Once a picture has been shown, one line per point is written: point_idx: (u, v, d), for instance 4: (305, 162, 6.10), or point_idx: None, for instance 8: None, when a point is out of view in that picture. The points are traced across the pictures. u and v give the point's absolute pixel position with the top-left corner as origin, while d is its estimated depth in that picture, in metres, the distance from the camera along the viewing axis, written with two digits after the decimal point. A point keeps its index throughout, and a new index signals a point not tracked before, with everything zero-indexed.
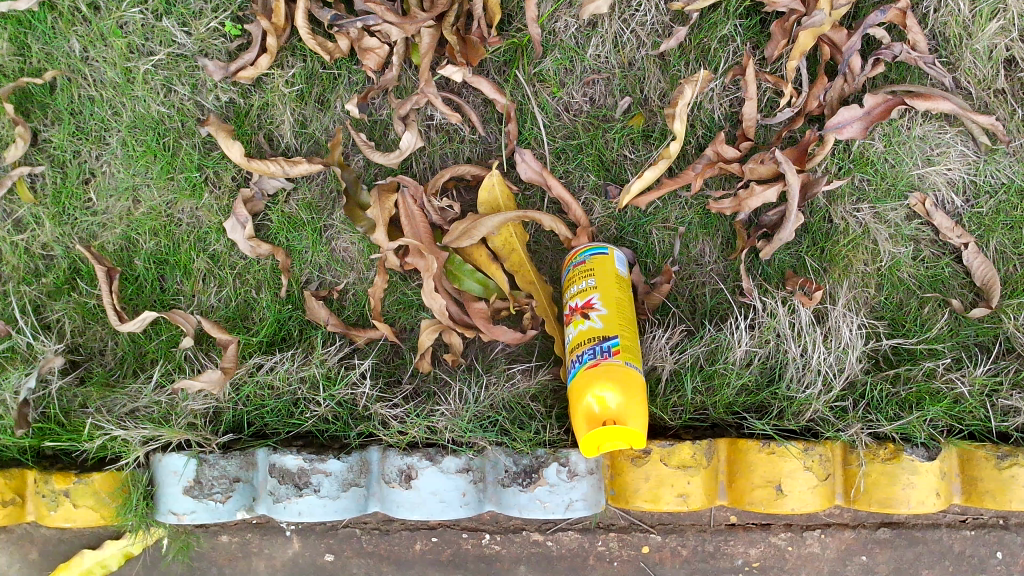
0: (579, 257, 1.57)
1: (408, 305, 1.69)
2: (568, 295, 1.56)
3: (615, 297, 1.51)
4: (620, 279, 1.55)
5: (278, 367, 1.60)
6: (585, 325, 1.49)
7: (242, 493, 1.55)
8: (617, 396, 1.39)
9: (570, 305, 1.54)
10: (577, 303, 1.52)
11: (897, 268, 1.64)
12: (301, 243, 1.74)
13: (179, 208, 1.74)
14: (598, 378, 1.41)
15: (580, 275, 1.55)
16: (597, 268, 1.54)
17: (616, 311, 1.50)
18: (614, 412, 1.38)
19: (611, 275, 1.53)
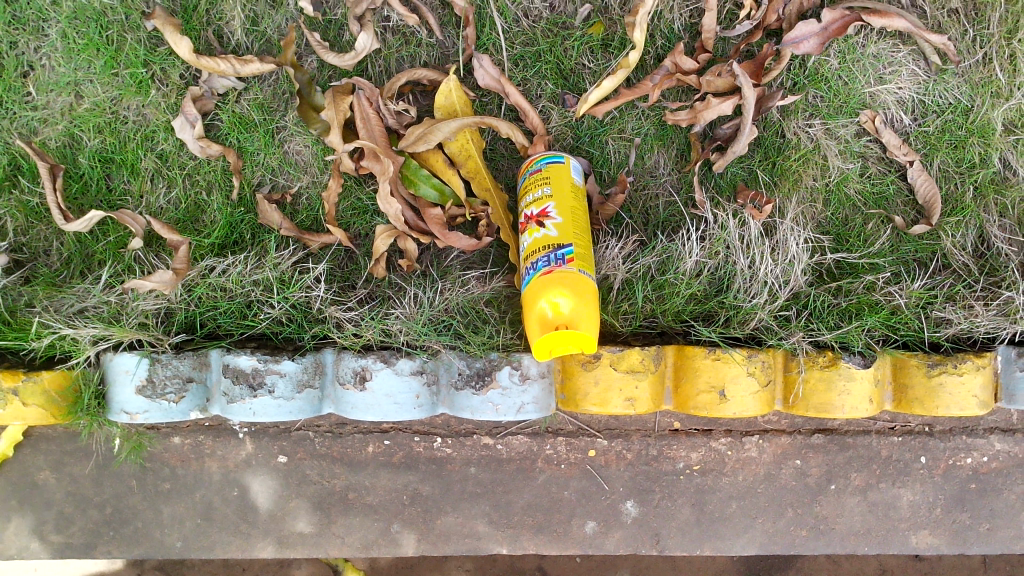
0: (535, 166, 1.59)
1: (363, 211, 1.68)
2: (523, 205, 1.58)
3: (571, 206, 1.54)
4: (576, 189, 1.57)
5: (231, 269, 1.59)
6: (542, 232, 1.51)
7: (196, 394, 1.54)
8: (569, 301, 1.42)
9: (525, 214, 1.56)
10: (533, 209, 1.54)
11: (844, 183, 1.68)
12: (253, 145, 1.71)
13: (124, 105, 1.70)
14: (551, 283, 1.44)
15: (536, 183, 1.56)
16: (553, 177, 1.56)
17: (572, 219, 1.52)
18: (566, 317, 1.41)
19: (566, 185, 1.56)
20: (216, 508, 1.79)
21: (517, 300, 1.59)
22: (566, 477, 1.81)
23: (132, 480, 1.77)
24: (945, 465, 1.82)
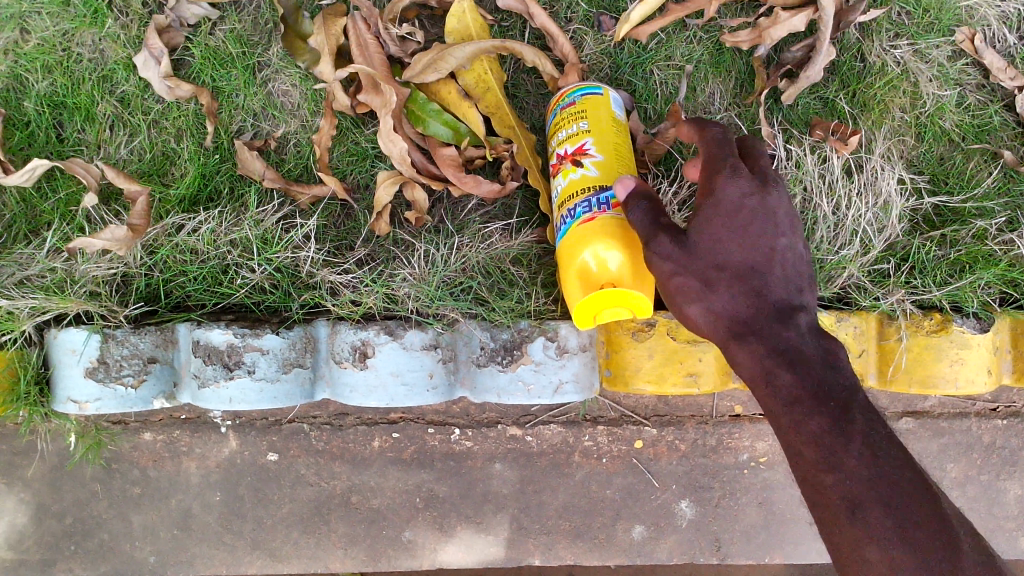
0: (568, 99, 1.29)
1: (362, 156, 1.39)
2: (556, 145, 1.29)
3: (613, 142, 1.24)
4: (619, 124, 1.28)
5: (201, 227, 1.30)
6: (579, 175, 1.22)
7: (159, 377, 1.27)
8: (618, 256, 1.12)
9: (558, 156, 1.27)
10: (567, 149, 1.25)
11: (939, 115, 1.38)
12: (230, 83, 1.43)
13: (77, 40, 1.43)
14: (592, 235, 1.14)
15: (569, 118, 1.27)
16: (590, 111, 1.26)
17: (617, 158, 1.23)
18: (613, 274, 1.12)
19: (606, 118, 1.26)
20: (196, 517, 1.52)
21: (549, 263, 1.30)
22: (609, 473, 1.52)
23: (96, 484, 1.49)
24: None
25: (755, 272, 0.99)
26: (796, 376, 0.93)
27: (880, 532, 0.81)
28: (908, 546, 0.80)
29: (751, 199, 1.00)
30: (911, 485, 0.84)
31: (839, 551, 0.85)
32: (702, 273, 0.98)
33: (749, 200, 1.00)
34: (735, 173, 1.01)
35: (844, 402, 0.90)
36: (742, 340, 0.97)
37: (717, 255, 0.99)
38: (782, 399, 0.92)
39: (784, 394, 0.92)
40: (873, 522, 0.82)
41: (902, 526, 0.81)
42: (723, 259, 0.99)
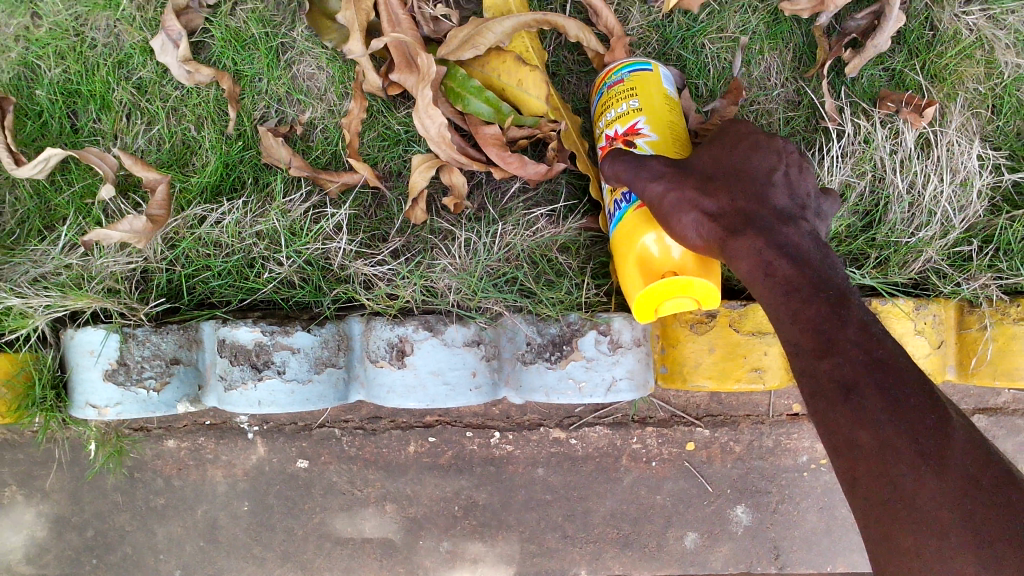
0: (615, 76, 1.19)
1: (394, 141, 1.30)
2: (603, 124, 1.19)
3: (667, 121, 1.14)
4: (672, 101, 1.17)
5: (225, 219, 1.22)
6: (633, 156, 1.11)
7: (183, 379, 1.18)
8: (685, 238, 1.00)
9: (608, 135, 1.17)
10: (617, 128, 1.15)
11: (1016, 84, 1.28)
12: (253, 67, 1.35)
13: (92, 24, 1.36)
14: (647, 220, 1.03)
15: (617, 96, 1.17)
16: (640, 88, 1.15)
17: (672, 138, 1.13)
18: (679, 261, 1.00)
19: (659, 95, 1.16)
20: (223, 528, 1.43)
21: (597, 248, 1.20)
22: (658, 477, 1.43)
23: (117, 494, 1.41)
24: None
25: (758, 186, 0.97)
26: (797, 268, 0.88)
27: (872, 414, 0.75)
28: (903, 426, 0.74)
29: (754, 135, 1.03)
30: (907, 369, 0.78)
31: (831, 435, 0.79)
32: (698, 181, 0.96)
33: (751, 136, 1.03)
34: (741, 122, 1.05)
35: (844, 293, 0.85)
36: (739, 234, 0.91)
37: (715, 171, 0.99)
38: (779, 290, 0.87)
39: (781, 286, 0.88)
40: (866, 404, 0.76)
41: (895, 401, 0.75)
42: (725, 176, 0.98)
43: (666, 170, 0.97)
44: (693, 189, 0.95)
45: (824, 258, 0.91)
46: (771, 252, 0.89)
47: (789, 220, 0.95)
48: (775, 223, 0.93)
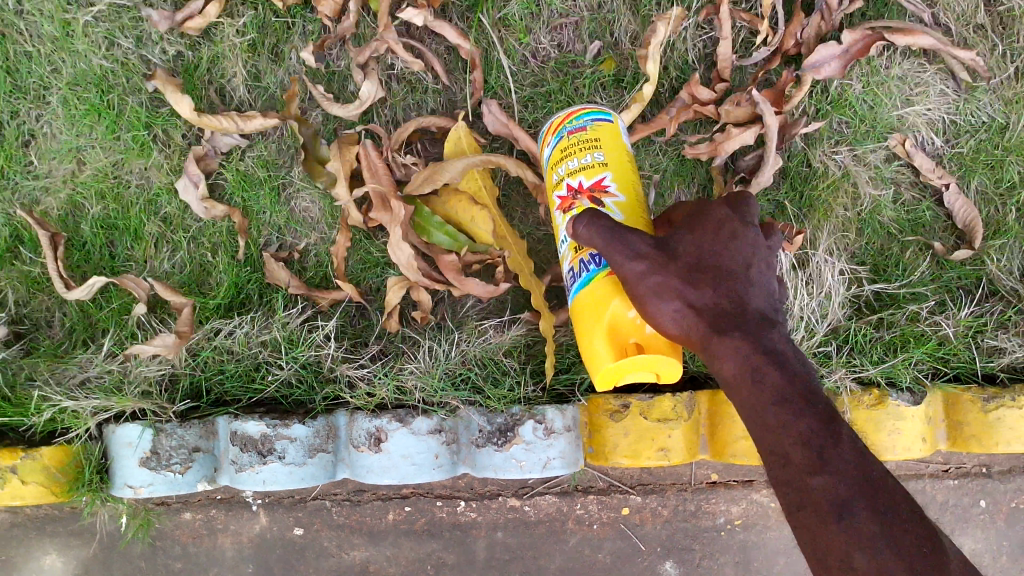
0: (575, 124, 1.30)
1: (374, 264, 1.60)
2: (564, 171, 1.30)
3: (629, 162, 1.27)
4: (627, 144, 1.30)
5: (237, 331, 1.51)
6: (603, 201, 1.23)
7: (203, 464, 1.46)
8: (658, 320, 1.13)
9: (570, 184, 1.28)
10: (581, 179, 1.26)
11: (877, 212, 1.60)
12: (258, 204, 1.67)
13: (127, 169, 1.68)
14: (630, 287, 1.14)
15: (579, 144, 1.28)
16: (601, 139, 1.28)
17: (635, 180, 1.26)
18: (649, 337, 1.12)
19: (616, 140, 1.29)
20: None
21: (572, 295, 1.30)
22: (599, 538, 1.69)
23: (141, 560, 1.67)
24: (1007, 509, 1.70)
25: (737, 274, 1.11)
26: (783, 376, 1.00)
27: (872, 538, 0.88)
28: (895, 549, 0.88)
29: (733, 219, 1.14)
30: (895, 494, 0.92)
31: (816, 543, 0.91)
32: (682, 268, 1.10)
33: (730, 221, 1.14)
34: (720, 203, 1.17)
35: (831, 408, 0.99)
36: (724, 335, 1.04)
37: (698, 259, 1.11)
38: (769, 396, 1.00)
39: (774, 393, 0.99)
40: (860, 526, 0.89)
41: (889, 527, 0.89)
42: (707, 261, 1.11)
43: (650, 253, 1.10)
44: (677, 279, 1.08)
45: (799, 356, 1.05)
46: (756, 352, 1.03)
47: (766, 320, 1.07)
48: (753, 318, 1.07)
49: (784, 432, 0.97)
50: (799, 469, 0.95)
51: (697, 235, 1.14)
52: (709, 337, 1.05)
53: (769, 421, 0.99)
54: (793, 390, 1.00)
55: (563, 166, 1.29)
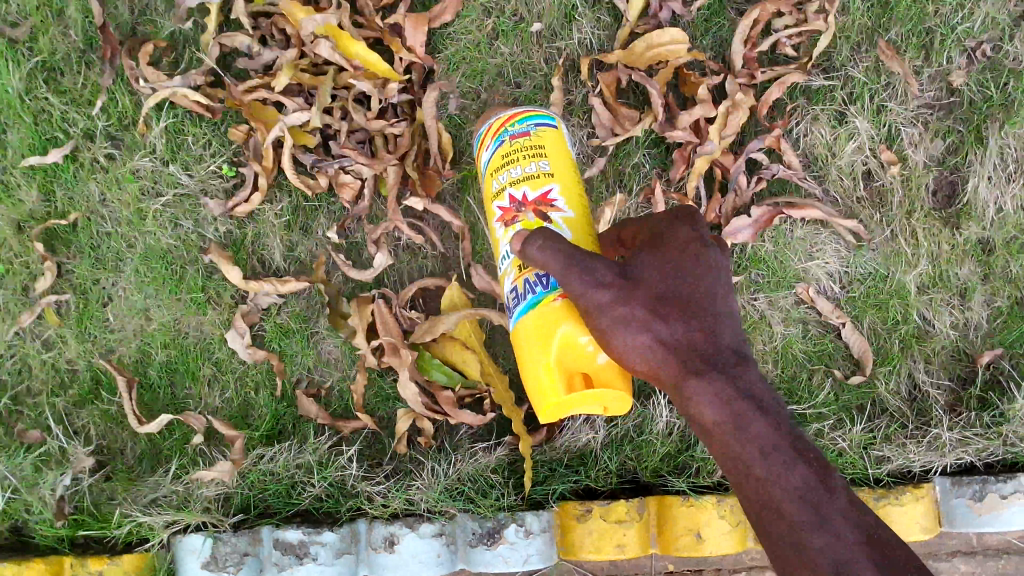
0: (519, 131, 1.60)
1: (385, 398, 2.01)
2: (510, 173, 1.58)
3: (565, 179, 1.59)
4: (561, 147, 1.62)
5: (278, 456, 1.90)
6: (542, 215, 1.54)
7: (251, 565, 1.81)
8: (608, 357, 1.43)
9: (518, 188, 1.56)
10: (525, 190, 1.56)
11: (790, 345, 2.05)
12: (292, 349, 2.06)
13: (186, 324, 2.08)
14: (571, 313, 1.43)
15: (522, 153, 1.58)
16: (541, 144, 1.59)
17: (572, 201, 1.57)
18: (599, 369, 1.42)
19: (553, 148, 1.60)
20: None
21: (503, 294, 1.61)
22: None
23: None
24: None
25: (696, 306, 1.36)
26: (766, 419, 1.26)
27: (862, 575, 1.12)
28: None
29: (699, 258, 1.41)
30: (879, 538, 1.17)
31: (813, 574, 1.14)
32: (645, 299, 1.35)
33: (691, 258, 1.41)
34: (681, 241, 1.44)
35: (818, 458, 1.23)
36: (700, 373, 1.30)
37: (667, 293, 1.37)
38: (758, 441, 1.24)
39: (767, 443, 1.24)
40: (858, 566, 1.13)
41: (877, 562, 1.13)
42: (673, 294, 1.37)
43: (613, 282, 1.36)
44: (644, 312, 1.34)
45: (766, 390, 1.30)
46: (727, 393, 1.28)
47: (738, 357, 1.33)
48: (715, 349, 1.33)
49: (782, 479, 1.21)
50: (789, 521, 1.18)
51: (666, 270, 1.40)
52: (681, 373, 1.31)
53: (757, 472, 1.22)
54: (771, 441, 1.24)
55: (508, 175, 1.58)
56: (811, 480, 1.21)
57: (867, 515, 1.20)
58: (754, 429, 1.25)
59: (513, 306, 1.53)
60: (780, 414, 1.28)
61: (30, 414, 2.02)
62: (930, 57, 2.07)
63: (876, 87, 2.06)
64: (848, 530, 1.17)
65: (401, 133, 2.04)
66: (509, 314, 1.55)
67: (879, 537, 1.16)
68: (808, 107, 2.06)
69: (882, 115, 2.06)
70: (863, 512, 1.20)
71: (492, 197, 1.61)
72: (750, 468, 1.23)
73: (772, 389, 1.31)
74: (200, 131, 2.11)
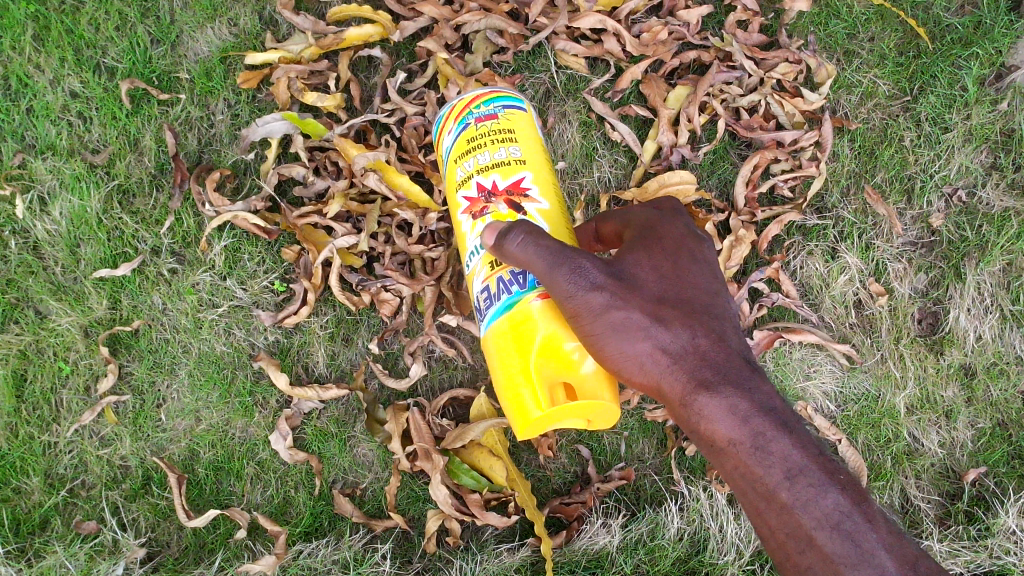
0: (486, 111, 1.67)
1: (416, 498, 2.22)
2: (479, 153, 1.65)
3: (532, 165, 1.67)
4: (527, 128, 1.71)
5: (315, 552, 2.18)
6: (514, 205, 1.61)
7: None
8: (592, 365, 1.49)
9: (489, 172, 1.63)
10: (495, 179, 1.62)
11: None
12: (330, 451, 2.24)
13: (232, 426, 2.25)
14: (551, 317, 1.49)
15: (490, 138, 1.65)
16: (509, 123, 1.67)
17: (542, 188, 1.65)
18: (584, 379, 1.48)
19: (519, 132, 1.68)
20: None
21: (472, 288, 1.66)
22: None
23: None
24: None
25: (692, 311, 1.54)
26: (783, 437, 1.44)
27: None
28: None
29: (683, 260, 1.59)
30: (906, 546, 1.37)
31: None
32: (641, 303, 1.50)
33: (680, 259, 1.59)
34: (665, 241, 1.61)
35: (838, 474, 1.43)
36: (708, 385, 1.48)
37: (663, 296, 1.53)
38: (780, 466, 1.42)
39: (789, 471, 1.42)
40: None
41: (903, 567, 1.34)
42: (669, 297, 1.54)
43: (604, 285, 1.47)
44: (643, 317, 1.49)
45: (771, 396, 1.50)
46: (738, 407, 1.46)
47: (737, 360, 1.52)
48: (722, 356, 1.51)
49: (807, 505, 1.40)
50: (823, 551, 1.37)
51: (658, 270, 1.56)
52: (692, 390, 1.48)
53: (783, 497, 1.41)
54: (794, 464, 1.42)
55: (475, 161, 1.65)
56: (841, 507, 1.39)
57: (907, 546, 1.37)
58: (774, 449, 1.43)
59: (485, 306, 1.57)
60: (795, 430, 1.46)
61: (84, 505, 2.22)
62: (912, 200, 2.32)
63: (864, 227, 2.31)
64: (886, 560, 1.35)
65: (438, 256, 2.24)
66: (480, 313, 1.59)
67: (914, 564, 1.35)
68: (804, 243, 2.31)
69: (870, 251, 2.31)
70: (902, 542, 1.38)
71: (459, 185, 1.67)
72: (776, 494, 1.42)
73: (776, 398, 1.50)
74: (255, 250, 2.27)
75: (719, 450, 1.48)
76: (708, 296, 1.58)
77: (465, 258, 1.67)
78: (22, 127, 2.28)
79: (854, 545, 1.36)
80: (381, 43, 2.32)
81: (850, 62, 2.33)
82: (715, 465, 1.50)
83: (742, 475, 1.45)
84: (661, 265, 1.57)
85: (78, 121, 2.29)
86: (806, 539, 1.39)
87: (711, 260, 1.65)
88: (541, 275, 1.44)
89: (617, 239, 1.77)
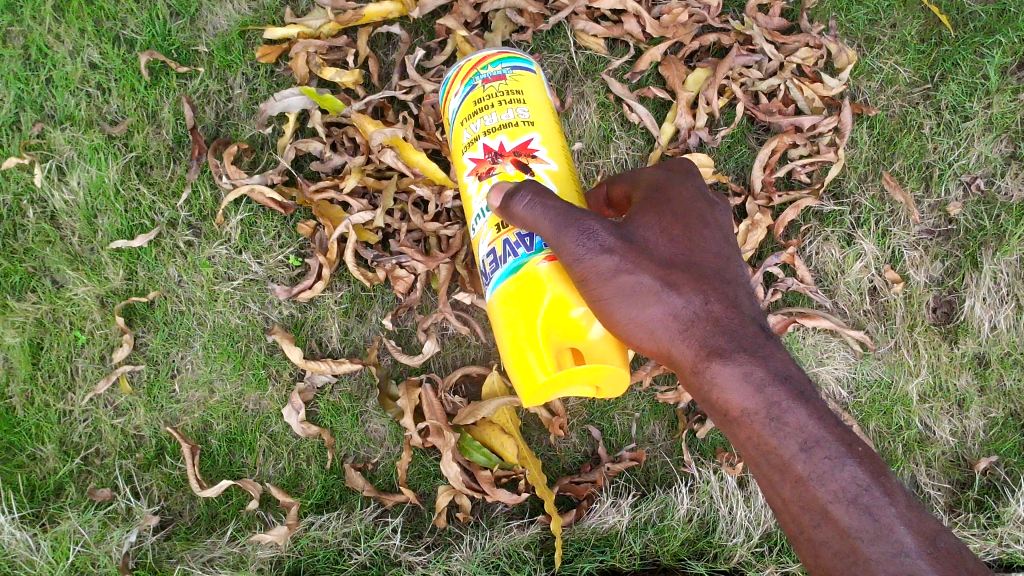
0: (494, 72, 1.67)
1: (427, 474, 2.24)
2: (486, 113, 1.64)
3: (540, 126, 1.67)
4: (534, 89, 1.70)
5: (327, 524, 2.20)
6: (521, 165, 1.61)
7: None
8: (601, 331, 1.50)
9: (497, 134, 1.63)
10: (502, 140, 1.62)
11: None
12: (342, 424, 2.26)
13: (246, 398, 2.26)
14: (558, 279, 1.50)
15: (497, 98, 1.65)
16: (517, 84, 1.67)
17: (551, 150, 1.66)
18: (593, 345, 1.48)
19: (527, 93, 1.68)
20: None
21: (477, 252, 1.67)
22: None
23: None
24: None
25: (704, 276, 1.54)
26: (798, 406, 1.44)
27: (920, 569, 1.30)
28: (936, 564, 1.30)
29: (695, 225, 1.59)
30: (925, 521, 1.36)
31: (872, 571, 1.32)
32: (652, 268, 1.51)
33: (692, 224, 1.59)
34: (677, 204, 1.62)
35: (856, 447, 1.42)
36: (720, 352, 1.48)
37: (675, 261, 1.54)
38: (795, 437, 1.42)
39: (805, 443, 1.42)
40: (914, 564, 1.30)
41: (923, 543, 1.32)
42: (681, 261, 1.54)
43: (615, 248, 1.49)
44: (654, 281, 1.50)
45: (785, 363, 1.50)
46: (750, 376, 1.46)
47: (749, 326, 1.52)
48: (735, 322, 1.51)
49: (825, 478, 1.39)
50: (839, 525, 1.36)
51: (670, 233, 1.57)
52: (703, 357, 1.49)
53: (798, 469, 1.41)
54: (811, 435, 1.42)
55: (481, 123, 1.64)
56: (858, 481, 1.38)
57: (926, 521, 1.36)
58: (789, 420, 1.43)
59: (490, 270, 1.58)
60: (811, 400, 1.46)
61: (98, 473, 2.23)
62: (930, 187, 2.31)
63: (880, 213, 2.30)
64: (905, 535, 1.33)
65: (453, 234, 2.24)
66: (486, 277, 1.60)
67: (933, 540, 1.33)
68: (820, 228, 2.30)
69: (887, 238, 2.30)
70: (920, 516, 1.36)
71: (465, 147, 1.67)
72: (791, 465, 1.41)
73: (791, 365, 1.49)
74: (272, 224, 2.28)
75: (732, 419, 1.48)
76: (720, 261, 1.58)
77: (471, 221, 1.67)
78: (42, 97, 2.29)
79: (871, 520, 1.35)
80: (400, 20, 2.32)
81: (871, 48, 2.32)
82: (728, 434, 1.51)
83: (755, 446, 1.45)
84: (674, 228, 1.57)
85: (96, 92, 2.29)
86: (821, 512, 1.38)
87: (723, 225, 1.66)
88: (547, 235, 1.47)
89: (627, 203, 1.76)
